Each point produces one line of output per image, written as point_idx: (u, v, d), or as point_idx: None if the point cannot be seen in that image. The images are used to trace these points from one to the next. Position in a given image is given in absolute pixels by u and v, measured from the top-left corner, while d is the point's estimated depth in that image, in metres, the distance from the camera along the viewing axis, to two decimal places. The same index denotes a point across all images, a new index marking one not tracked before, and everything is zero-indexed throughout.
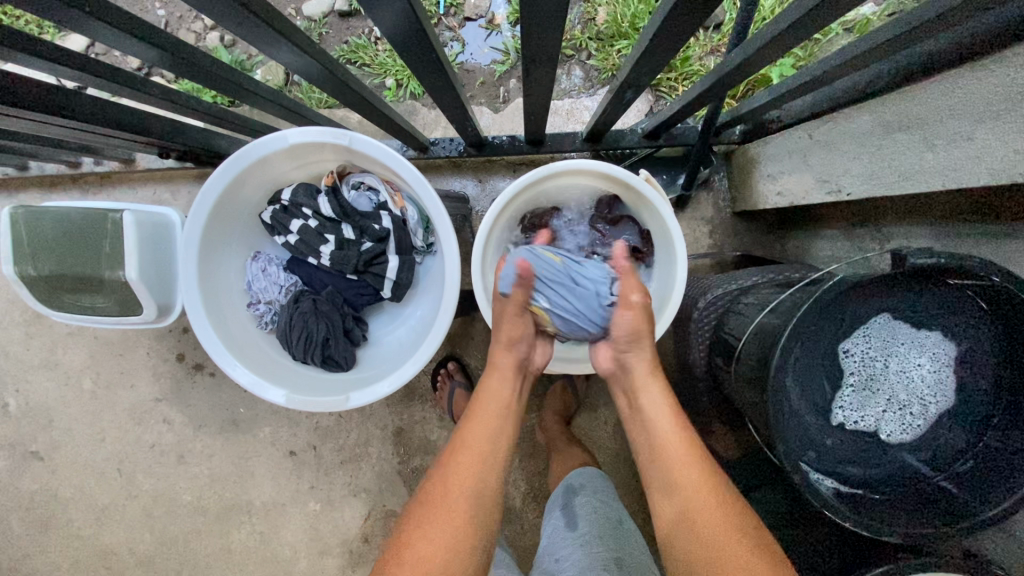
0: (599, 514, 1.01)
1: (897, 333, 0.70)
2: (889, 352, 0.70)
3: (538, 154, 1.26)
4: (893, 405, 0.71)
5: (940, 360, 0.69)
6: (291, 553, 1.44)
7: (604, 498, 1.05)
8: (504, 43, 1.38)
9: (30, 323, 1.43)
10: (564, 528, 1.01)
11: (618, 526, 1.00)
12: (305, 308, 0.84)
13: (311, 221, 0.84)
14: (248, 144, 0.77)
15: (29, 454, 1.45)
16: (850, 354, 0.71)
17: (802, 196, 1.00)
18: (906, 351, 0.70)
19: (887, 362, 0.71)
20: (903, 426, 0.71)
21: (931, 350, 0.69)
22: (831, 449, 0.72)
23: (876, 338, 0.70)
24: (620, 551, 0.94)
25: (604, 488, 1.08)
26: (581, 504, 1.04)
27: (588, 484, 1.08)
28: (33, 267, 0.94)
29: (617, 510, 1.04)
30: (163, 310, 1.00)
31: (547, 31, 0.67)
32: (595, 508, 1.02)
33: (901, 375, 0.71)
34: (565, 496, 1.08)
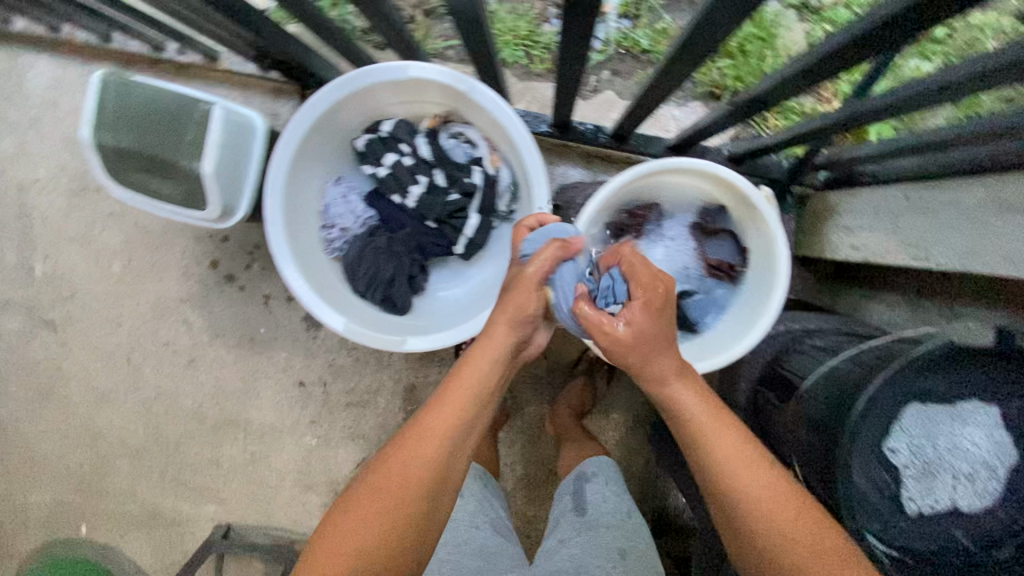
0: (609, 505, 1.04)
1: (946, 414, 0.62)
2: (938, 434, 0.61)
3: (618, 150, 1.25)
4: (953, 485, 0.61)
5: (986, 420, 0.61)
6: (277, 480, 1.45)
7: (615, 489, 1.08)
8: (606, 33, 1.34)
9: (73, 194, 1.41)
10: (573, 510, 1.04)
11: (626, 519, 1.01)
12: (379, 244, 0.84)
13: (406, 159, 0.83)
14: (368, 67, 0.75)
15: (43, 322, 1.45)
16: (896, 452, 0.62)
17: (880, 255, 0.99)
18: (948, 425, 0.61)
19: (946, 448, 0.61)
20: (973, 500, 0.60)
21: (986, 425, 0.61)
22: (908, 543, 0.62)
23: (912, 428, 0.62)
24: (625, 544, 0.95)
25: (617, 479, 1.11)
26: (591, 491, 1.07)
27: (600, 472, 1.11)
28: (110, 136, 0.92)
29: (627, 501, 1.06)
30: (226, 213, 0.99)
31: (726, 15, 0.64)
32: (604, 499, 1.05)
33: (954, 457, 0.61)
34: (576, 481, 1.11)
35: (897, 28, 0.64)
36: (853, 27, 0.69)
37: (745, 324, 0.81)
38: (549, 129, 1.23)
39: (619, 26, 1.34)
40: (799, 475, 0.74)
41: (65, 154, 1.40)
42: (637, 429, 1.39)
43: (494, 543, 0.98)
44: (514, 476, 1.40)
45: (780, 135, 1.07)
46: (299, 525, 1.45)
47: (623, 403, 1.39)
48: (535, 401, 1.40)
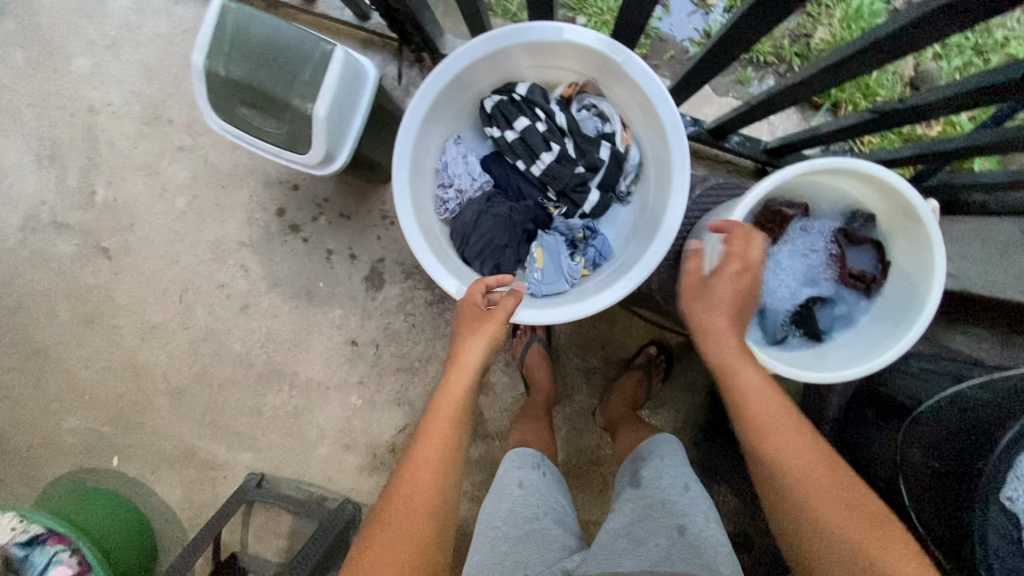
0: (668, 481, 0.92)
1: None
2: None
3: (712, 146, 1.23)
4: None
5: None
6: (317, 436, 1.44)
7: (674, 464, 0.97)
8: (707, 25, 1.28)
9: (144, 123, 1.38)
10: (631, 488, 0.96)
11: (684, 495, 0.88)
12: (498, 211, 0.82)
13: (538, 125, 0.81)
14: (524, 24, 0.72)
15: (99, 249, 1.42)
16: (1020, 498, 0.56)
17: (984, 286, 0.97)
18: None
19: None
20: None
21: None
22: None
23: None
24: (687, 521, 0.82)
25: (678, 457, 1.00)
26: (648, 470, 0.97)
27: (658, 451, 1.01)
28: (225, 67, 0.89)
29: (688, 477, 0.94)
30: (327, 160, 0.96)
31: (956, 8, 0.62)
32: (663, 475, 0.94)
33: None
34: (633, 463, 1.03)
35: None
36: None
37: (884, 340, 0.79)
38: None
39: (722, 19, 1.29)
40: (908, 497, 0.72)
41: (141, 80, 1.37)
42: (686, 430, 1.37)
43: (553, 533, 0.85)
44: (556, 461, 1.40)
45: (893, 153, 1.04)
46: (333, 483, 1.44)
47: (676, 402, 1.38)
48: (587, 389, 1.39)
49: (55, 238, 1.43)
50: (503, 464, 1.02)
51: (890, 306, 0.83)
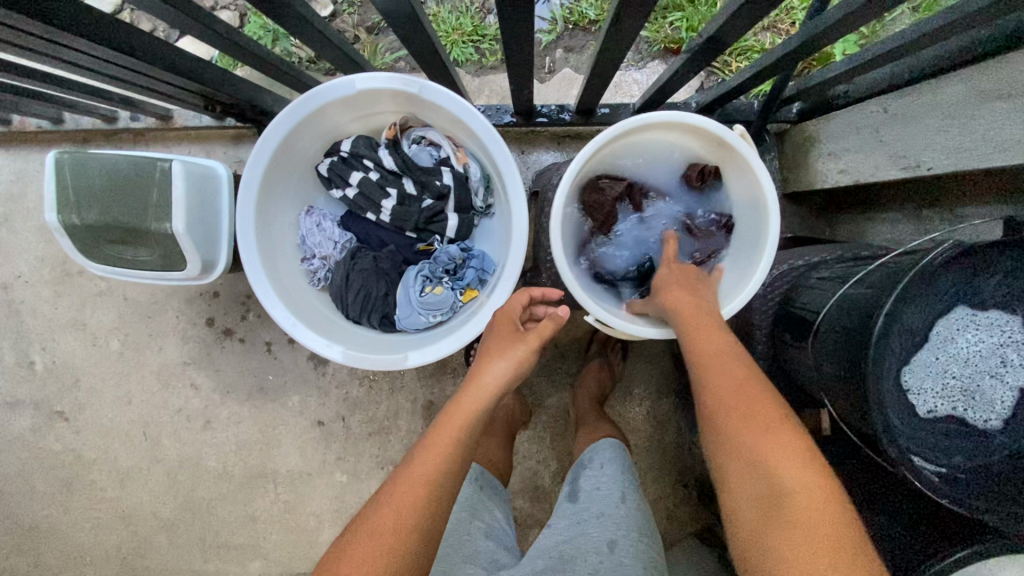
0: (603, 492, 1.01)
1: (965, 329, 0.61)
2: (949, 348, 0.61)
3: (587, 125, 1.23)
4: (964, 399, 0.61)
5: (970, 318, 0.61)
6: (315, 523, 1.43)
7: (611, 473, 1.05)
8: (551, 11, 1.32)
9: (57, 282, 1.40)
10: (568, 500, 1.05)
11: (620, 505, 0.98)
12: (365, 265, 0.83)
13: (372, 173, 0.82)
14: (314, 88, 0.73)
15: (54, 414, 1.43)
16: (917, 389, 0.61)
17: (870, 173, 0.96)
18: (944, 341, 0.61)
19: (957, 362, 0.61)
20: (993, 409, 0.61)
21: (1004, 334, 0.60)
22: (965, 454, 0.61)
23: (921, 361, 0.61)
24: (617, 534, 0.93)
25: (618, 463, 1.07)
26: (586, 481, 1.05)
27: (597, 458, 1.08)
28: (76, 215, 0.91)
29: (625, 486, 1.03)
30: (207, 267, 0.97)
31: None
32: (600, 486, 1.03)
33: (963, 368, 0.61)
34: (574, 472, 1.10)
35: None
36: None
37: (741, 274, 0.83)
38: (513, 119, 1.20)
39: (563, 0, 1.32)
40: (834, 409, 0.71)
41: (42, 243, 1.39)
42: (661, 401, 1.36)
43: (486, 549, 0.97)
44: (549, 472, 1.38)
45: (739, 76, 1.03)
46: None
47: (644, 377, 1.36)
48: (555, 393, 1.38)
49: (9, 417, 1.44)
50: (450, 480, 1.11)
51: (746, 236, 0.86)
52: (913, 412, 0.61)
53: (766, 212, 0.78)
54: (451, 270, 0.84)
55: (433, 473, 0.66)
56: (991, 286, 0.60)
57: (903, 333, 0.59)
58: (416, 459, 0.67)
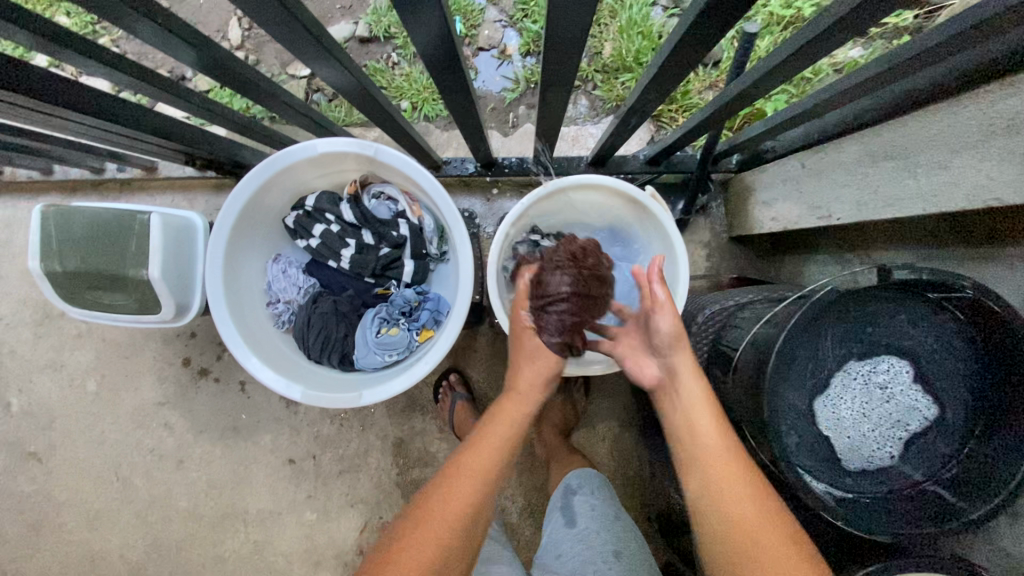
0: (598, 512, 1.07)
1: (847, 387, 0.76)
2: (844, 406, 0.76)
3: (546, 175, 1.33)
4: (896, 428, 0.76)
5: (853, 371, 0.76)
6: (285, 563, 1.43)
7: (602, 496, 1.10)
8: (514, 72, 1.44)
9: (39, 324, 1.45)
10: (564, 526, 1.06)
11: (617, 522, 1.06)
12: (325, 308, 0.89)
13: (333, 225, 0.89)
14: (281, 151, 0.82)
15: (27, 455, 1.45)
16: (854, 437, 0.76)
17: (795, 221, 1.05)
18: (844, 393, 0.76)
19: (861, 409, 0.76)
20: (919, 410, 0.76)
21: (890, 374, 0.76)
22: (926, 458, 0.76)
23: (845, 417, 0.76)
24: (619, 545, 1.01)
25: (602, 486, 1.13)
26: (579, 502, 1.09)
27: (586, 482, 1.12)
28: (59, 263, 0.97)
29: (614, 506, 1.10)
30: (181, 311, 1.03)
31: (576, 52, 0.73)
32: (594, 507, 1.08)
33: (873, 413, 0.76)
34: (563, 496, 1.12)
35: (713, 25, 0.69)
36: (674, 35, 0.75)
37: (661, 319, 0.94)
38: (476, 170, 1.30)
39: (525, 62, 1.45)
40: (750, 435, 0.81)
41: (26, 286, 1.44)
42: (625, 436, 1.41)
43: None
44: (517, 507, 1.41)
45: (674, 134, 1.13)
46: None
47: (606, 411, 1.41)
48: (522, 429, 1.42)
49: None
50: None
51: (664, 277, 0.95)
52: (843, 464, 0.76)
53: (677, 260, 0.90)
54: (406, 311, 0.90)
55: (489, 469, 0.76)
56: (843, 355, 0.76)
57: (813, 414, 0.76)
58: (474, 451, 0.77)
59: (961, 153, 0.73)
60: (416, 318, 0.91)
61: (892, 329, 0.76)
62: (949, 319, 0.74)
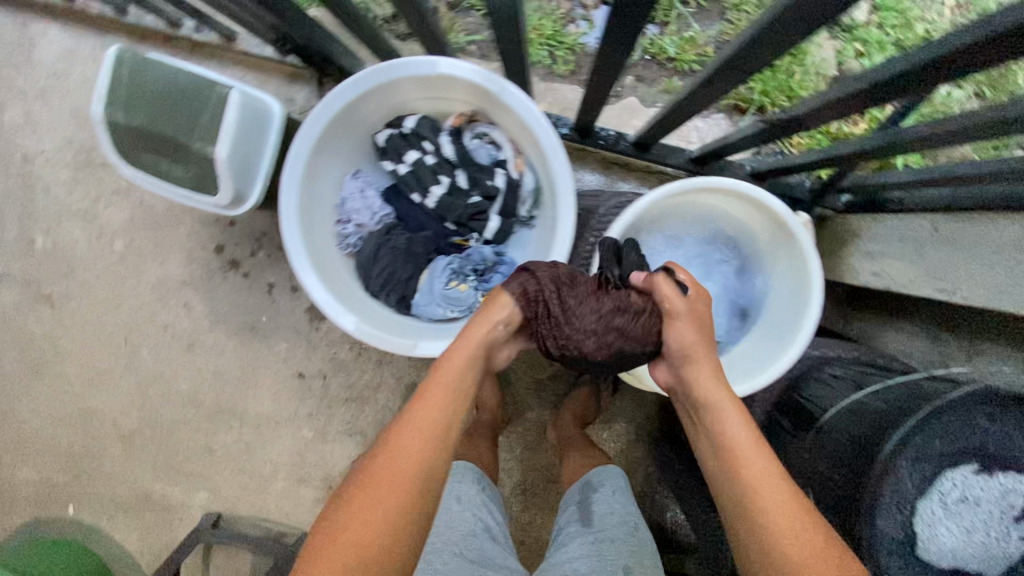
0: (617, 518, 1.01)
1: (938, 519, 0.58)
2: (937, 535, 0.59)
3: (640, 158, 1.23)
4: (1013, 522, 0.57)
5: (928, 510, 0.58)
6: (271, 471, 1.42)
7: (622, 501, 1.05)
8: (633, 37, 1.32)
9: (80, 169, 1.39)
10: (579, 524, 1.02)
11: (634, 534, 1.00)
12: (396, 243, 0.82)
13: (429, 156, 0.81)
14: (399, 60, 0.73)
15: (41, 297, 1.42)
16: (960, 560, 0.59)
17: (905, 286, 0.96)
18: (928, 530, 0.59)
19: (959, 533, 0.58)
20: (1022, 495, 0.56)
21: (966, 488, 0.57)
22: None
23: (942, 549, 0.59)
24: (629, 560, 0.93)
25: (626, 490, 1.08)
26: (597, 503, 1.05)
27: (608, 482, 1.08)
28: (123, 114, 0.89)
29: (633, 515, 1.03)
30: (238, 200, 0.96)
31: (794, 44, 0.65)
32: (611, 511, 1.03)
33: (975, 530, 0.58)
34: (582, 491, 1.09)
35: (969, 57, 0.61)
36: (913, 55, 0.67)
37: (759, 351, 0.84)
38: (570, 133, 1.20)
39: (576, 29, 1.28)
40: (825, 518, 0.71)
41: (73, 126, 1.38)
42: (641, 439, 1.36)
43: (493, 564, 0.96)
44: (511, 481, 1.39)
45: (806, 157, 1.04)
46: (290, 518, 1.43)
47: (627, 414, 1.37)
48: (538, 408, 1.39)
49: None
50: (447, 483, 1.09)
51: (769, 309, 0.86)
52: None
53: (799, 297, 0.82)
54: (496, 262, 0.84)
55: (411, 483, 0.60)
56: (910, 463, 0.58)
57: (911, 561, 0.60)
58: (393, 458, 0.61)
59: None
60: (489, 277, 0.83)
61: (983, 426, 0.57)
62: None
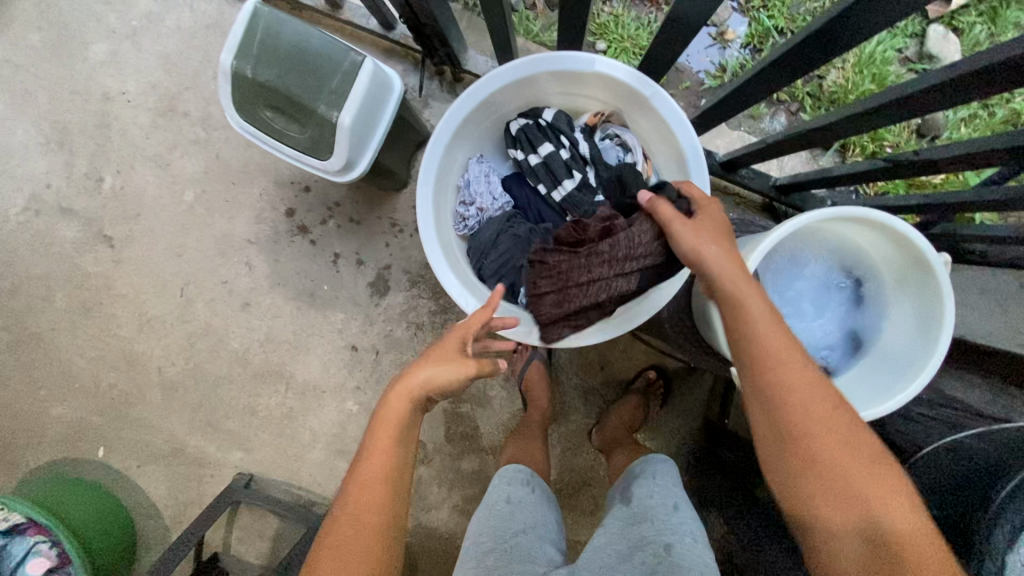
0: (656, 500, 0.93)
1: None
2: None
3: (724, 178, 1.26)
4: None
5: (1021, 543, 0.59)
6: (310, 439, 1.43)
7: (664, 484, 0.97)
8: (724, 60, 1.34)
9: (159, 114, 1.38)
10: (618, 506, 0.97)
11: (675, 513, 0.90)
12: (518, 232, 0.83)
13: (564, 151, 0.82)
14: (558, 53, 0.74)
15: (102, 236, 1.41)
16: None
17: (982, 336, 1.01)
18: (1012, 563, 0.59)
19: None
20: None
21: None
22: None
23: None
24: (673, 538, 0.85)
25: (670, 474, 1.00)
26: (638, 487, 0.98)
27: (648, 469, 1.01)
28: (252, 68, 0.90)
29: (678, 497, 0.95)
30: (347, 168, 0.97)
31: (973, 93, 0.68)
32: (652, 493, 0.95)
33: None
34: (623, 480, 1.04)
35: None
36: None
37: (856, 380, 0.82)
38: None
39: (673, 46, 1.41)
40: None
41: (159, 71, 1.38)
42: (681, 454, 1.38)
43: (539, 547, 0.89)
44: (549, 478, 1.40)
45: (901, 200, 1.06)
46: (323, 488, 1.43)
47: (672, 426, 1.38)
48: (584, 409, 1.40)
49: (58, 224, 1.42)
50: (495, 481, 1.05)
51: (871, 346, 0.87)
52: None
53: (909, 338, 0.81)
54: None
55: (380, 508, 0.69)
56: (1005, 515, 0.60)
57: None
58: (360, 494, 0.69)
59: None
60: None
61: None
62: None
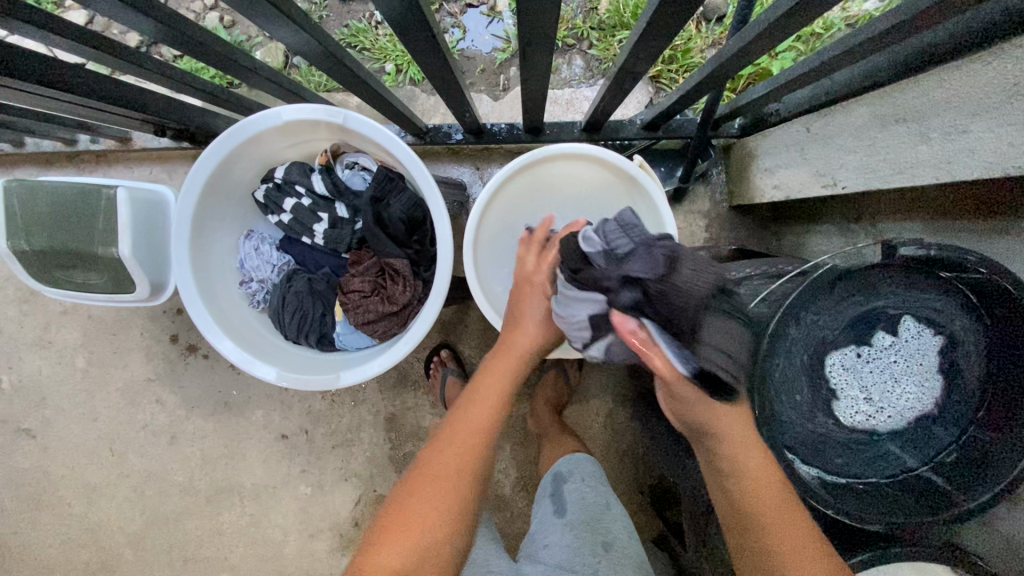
0: (589, 501, 1.03)
1: (847, 406, 0.77)
2: (856, 415, 0.77)
3: (538, 142, 1.26)
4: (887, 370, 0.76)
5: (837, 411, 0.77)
6: (282, 535, 1.45)
7: (593, 485, 1.07)
8: (505, 30, 1.36)
9: (24, 301, 1.43)
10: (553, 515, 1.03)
11: (608, 511, 1.02)
12: (300, 287, 0.89)
13: (304, 199, 0.87)
14: (245, 119, 0.76)
15: (21, 431, 1.45)
16: (888, 419, 0.77)
17: (801, 189, 0.99)
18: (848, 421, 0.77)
19: (863, 404, 0.77)
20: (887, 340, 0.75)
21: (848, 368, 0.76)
22: (913, 374, 0.75)
23: (870, 418, 0.77)
24: (611, 535, 0.98)
25: (594, 473, 1.09)
26: (571, 491, 1.06)
27: (577, 471, 1.09)
28: (26, 242, 0.93)
29: (606, 495, 1.06)
30: (158, 289, 1.01)
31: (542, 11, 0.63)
32: (583, 496, 1.04)
33: (906, 383, 0.76)
34: (554, 483, 1.10)
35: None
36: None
37: None
38: (464, 137, 1.23)
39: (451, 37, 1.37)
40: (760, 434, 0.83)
41: None
42: (620, 406, 1.38)
43: None
44: (510, 481, 1.41)
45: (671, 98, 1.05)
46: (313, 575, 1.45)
47: (601, 386, 1.39)
48: (516, 404, 1.40)
49: None
50: None
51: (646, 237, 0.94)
52: (921, 432, 0.76)
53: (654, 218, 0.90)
54: (397, 271, 0.85)
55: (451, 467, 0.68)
56: (810, 396, 0.77)
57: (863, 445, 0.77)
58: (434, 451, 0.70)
59: (979, 116, 0.67)
60: (392, 292, 0.84)
61: (864, 300, 0.72)
62: (926, 277, 0.69)
